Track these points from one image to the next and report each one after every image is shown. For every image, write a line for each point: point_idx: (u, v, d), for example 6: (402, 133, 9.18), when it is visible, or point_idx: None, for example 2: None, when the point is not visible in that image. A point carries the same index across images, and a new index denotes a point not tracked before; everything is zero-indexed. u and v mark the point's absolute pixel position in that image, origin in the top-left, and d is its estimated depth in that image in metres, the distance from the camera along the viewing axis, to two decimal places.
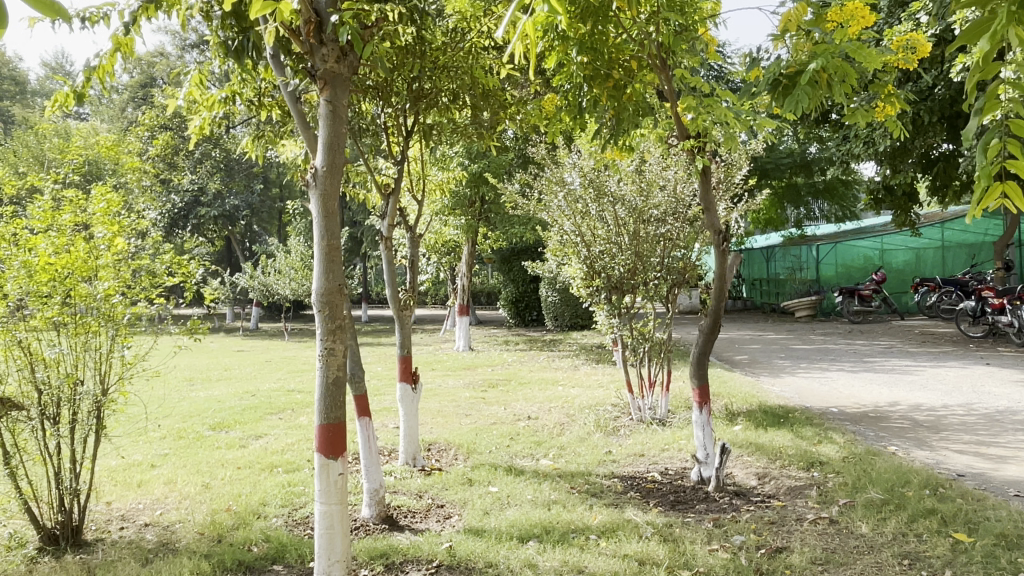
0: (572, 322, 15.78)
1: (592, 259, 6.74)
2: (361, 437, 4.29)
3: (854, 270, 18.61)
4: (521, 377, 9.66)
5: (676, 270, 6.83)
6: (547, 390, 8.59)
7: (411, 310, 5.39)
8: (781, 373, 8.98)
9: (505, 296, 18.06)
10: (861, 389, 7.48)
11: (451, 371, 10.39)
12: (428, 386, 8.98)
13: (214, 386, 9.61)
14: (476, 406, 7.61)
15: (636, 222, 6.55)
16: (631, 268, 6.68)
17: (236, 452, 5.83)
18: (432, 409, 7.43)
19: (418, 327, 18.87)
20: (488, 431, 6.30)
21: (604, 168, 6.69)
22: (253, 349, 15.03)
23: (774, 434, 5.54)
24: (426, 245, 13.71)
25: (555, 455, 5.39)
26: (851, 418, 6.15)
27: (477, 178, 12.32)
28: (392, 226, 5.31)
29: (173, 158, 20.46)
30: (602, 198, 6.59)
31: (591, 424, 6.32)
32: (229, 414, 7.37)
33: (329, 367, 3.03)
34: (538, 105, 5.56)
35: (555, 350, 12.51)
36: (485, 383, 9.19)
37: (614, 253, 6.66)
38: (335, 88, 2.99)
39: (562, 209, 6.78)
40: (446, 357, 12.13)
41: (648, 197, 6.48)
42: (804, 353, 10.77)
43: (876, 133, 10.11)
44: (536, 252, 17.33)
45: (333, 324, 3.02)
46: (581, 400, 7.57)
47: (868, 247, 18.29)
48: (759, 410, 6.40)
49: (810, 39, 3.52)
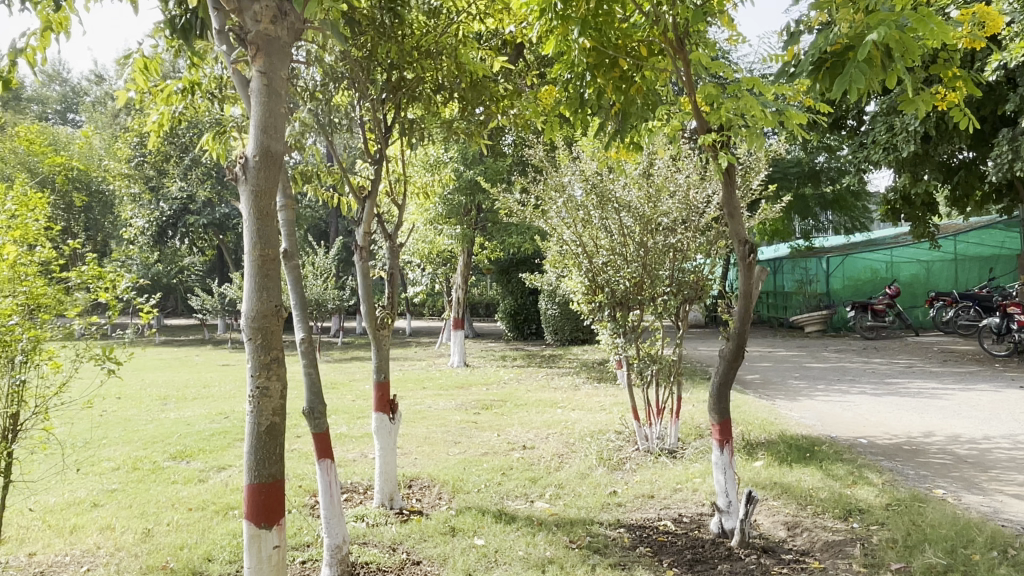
0: (572, 337, 15.14)
1: (595, 271, 6.12)
2: (319, 480, 3.63)
3: (864, 283, 17.89)
4: (518, 397, 9.01)
5: (689, 284, 6.17)
6: (545, 412, 7.92)
7: (389, 329, 4.73)
8: (798, 395, 8.31)
9: (503, 309, 17.41)
10: (889, 416, 6.81)
11: (443, 390, 9.74)
12: (417, 408, 8.32)
13: (188, 406, 8.97)
14: (466, 432, 6.93)
15: (645, 230, 5.92)
16: (637, 282, 6.01)
17: (191, 489, 5.20)
18: (418, 436, 6.77)
19: (414, 341, 18.23)
20: (477, 464, 5.63)
21: (608, 171, 6.06)
22: (238, 364, 14.41)
23: (801, 472, 4.87)
24: (420, 255, 13.07)
25: (551, 496, 4.72)
26: (885, 452, 5.48)
27: (472, 185, 11.66)
28: (368, 235, 4.67)
29: (163, 165, 19.93)
30: (606, 204, 5.95)
31: (593, 456, 5.66)
32: (195, 441, 6.71)
33: (262, 413, 2.38)
34: (534, 97, 4.92)
35: (554, 366, 11.86)
36: (479, 404, 8.54)
37: (619, 265, 6.01)
38: (270, 55, 2.36)
39: (562, 217, 6.15)
40: (439, 374, 11.47)
41: (657, 203, 5.87)
42: (820, 373, 10.10)
43: (900, 136, 9.42)
44: (535, 263, 16.68)
45: (268, 357, 2.38)
46: (581, 427, 6.91)
47: (877, 260, 17.64)
48: (781, 441, 5.73)
49: (859, 7, 2.89)
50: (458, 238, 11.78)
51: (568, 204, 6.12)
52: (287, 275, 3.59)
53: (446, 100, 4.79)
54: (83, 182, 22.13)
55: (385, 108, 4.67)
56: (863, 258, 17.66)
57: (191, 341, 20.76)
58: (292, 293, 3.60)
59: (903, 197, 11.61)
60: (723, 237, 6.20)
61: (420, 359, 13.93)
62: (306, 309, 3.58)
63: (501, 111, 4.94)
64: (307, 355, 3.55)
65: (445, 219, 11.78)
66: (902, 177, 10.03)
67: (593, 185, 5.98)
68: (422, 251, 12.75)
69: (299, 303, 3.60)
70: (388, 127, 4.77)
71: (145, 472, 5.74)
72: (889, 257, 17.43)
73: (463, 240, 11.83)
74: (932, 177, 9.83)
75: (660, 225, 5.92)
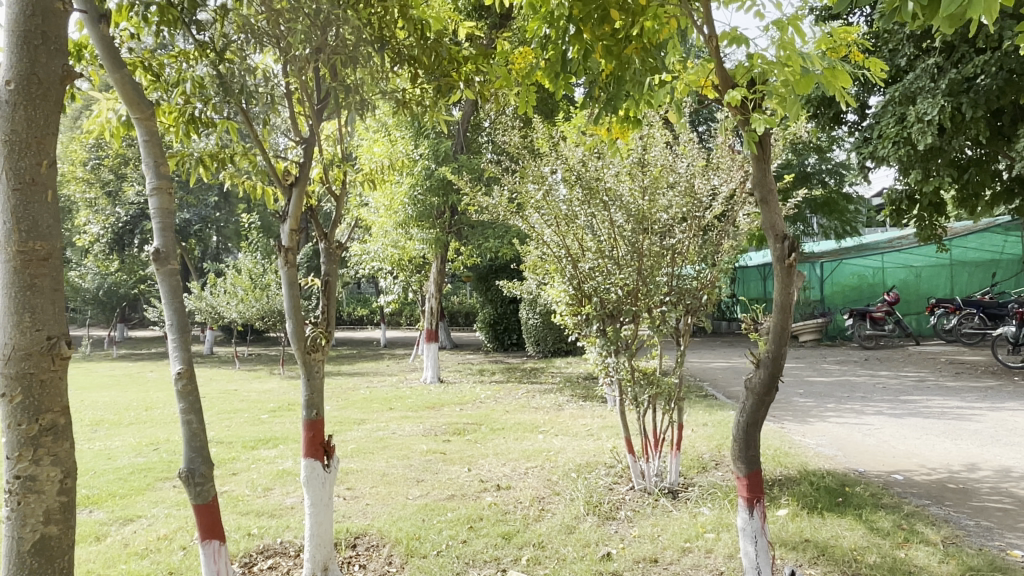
0: (555, 348, 14.20)
1: (580, 277, 5.12)
2: (203, 565, 2.70)
3: (854, 289, 17.12)
4: (494, 419, 8.02)
5: (691, 294, 5.17)
6: (523, 439, 6.92)
7: (321, 354, 3.73)
8: (808, 416, 7.38)
9: (482, 318, 16.44)
10: (920, 445, 5.89)
11: (412, 412, 8.72)
12: (379, 435, 7.30)
13: (120, 434, 7.91)
14: (431, 466, 5.93)
15: (644, 228, 4.98)
16: (632, 290, 5.02)
17: (78, 552, 4.16)
18: (374, 472, 5.74)
19: (388, 354, 17.15)
20: (441, 512, 4.63)
21: (596, 156, 5.11)
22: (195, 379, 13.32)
23: (838, 526, 3.94)
24: (390, 262, 12.07)
25: (529, 563, 3.74)
26: (930, 494, 4.55)
27: (444, 185, 10.73)
28: (296, 234, 3.71)
29: (121, 169, 18.76)
30: (594, 198, 5.03)
31: (579, 502, 4.69)
32: (108, 482, 5.66)
33: (29, 514, 1.42)
34: (503, 60, 3.98)
35: (536, 382, 10.88)
36: (449, 430, 7.54)
37: (609, 270, 5.05)
38: None
39: (542, 216, 5.21)
40: (409, 392, 10.46)
41: (656, 194, 4.96)
42: (827, 388, 9.22)
43: (914, 128, 8.55)
44: (514, 270, 15.74)
45: (38, 421, 1.42)
46: (566, 459, 5.92)
47: (865, 266, 16.90)
48: (806, 481, 4.78)
49: None
50: (430, 242, 10.80)
51: (548, 198, 5.18)
52: (160, 286, 2.60)
53: (394, 66, 3.84)
54: None
55: (317, 73, 3.70)
56: (854, 264, 16.92)
57: (153, 354, 19.59)
58: (165, 309, 2.60)
59: (909, 196, 10.76)
60: (728, 239, 5.27)
61: (391, 374, 12.92)
62: (185, 330, 2.59)
63: (463, 80, 3.97)
64: (182, 398, 2.54)
65: (416, 222, 10.78)
66: (912, 174, 9.16)
67: (581, 178, 5.03)
68: (391, 258, 11.74)
69: (175, 324, 2.59)
70: (323, 98, 3.82)
71: None
72: (879, 263, 16.65)
73: (435, 244, 10.83)
74: (946, 174, 8.94)
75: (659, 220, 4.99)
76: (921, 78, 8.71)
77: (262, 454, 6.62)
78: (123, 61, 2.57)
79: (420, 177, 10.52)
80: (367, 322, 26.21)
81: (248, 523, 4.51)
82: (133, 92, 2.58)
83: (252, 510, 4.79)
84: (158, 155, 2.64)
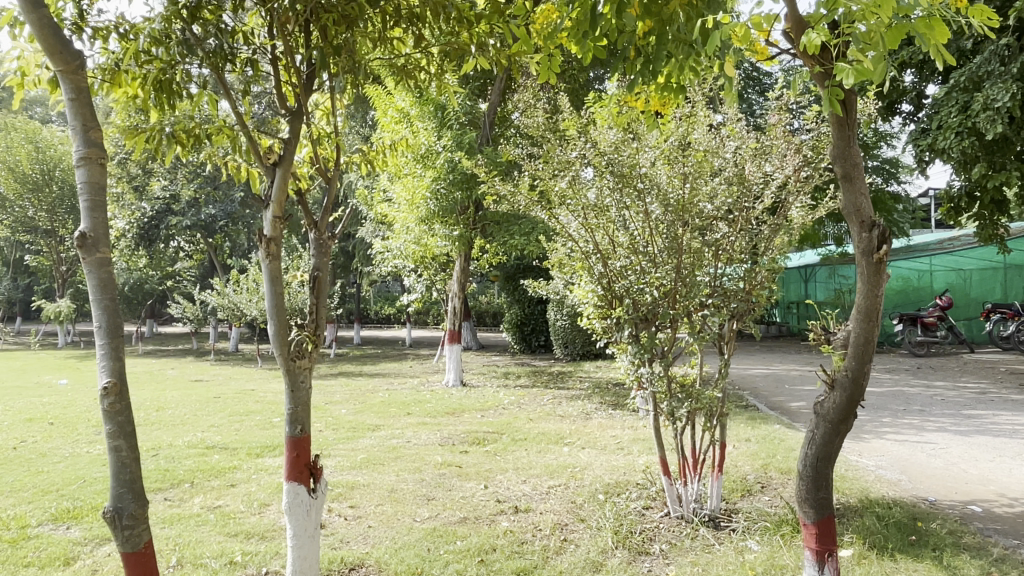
0: (584, 351, 13.62)
1: (611, 276, 4.55)
2: None
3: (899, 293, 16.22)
4: (516, 428, 7.48)
5: (738, 297, 4.55)
6: (547, 452, 6.37)
7: (309, 361, 3.22)
8: (862, 431, 6.69)
9: (509, 319, 15.93)
10: (997, 469, 5.19)
11: (430, 417, 8.24)
12: (392, 444, 6.81)
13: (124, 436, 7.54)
14: (444, 481, 5.38)
15: (685, 221, 4.37)
16: (669, 291, 4.42)
17: None
18: (381, 488, 5.21)
19: (412, 354, 16.74)
20: (449, 539, 4.09)
21: (630, 138, 4.52)
22: (213, 378, 12.98)
23: (915, 574, 3.31)
24: (412, 260, 11.59)
25: None
26: (1018, 533, 3.89)
27: (469, 179, 10.20)
28: (280, 221, 3.18)
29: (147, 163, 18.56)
30: (629, 185, 4.45)
31: (607, 531, 4.11)
32: (94, 494, 5.21)
33: None
34: (520, 18, 3.45)
35: (563, 387, 10.31)
36: (468, 439, 7.03)
37: (644, 268, 4.46)
38: None
39: (569, 207, 4.64)
40: (430, 395, 9.96)
41: (701, 182, 4.34)
42: (879, 399, 8.49)
43: (980, 117, 7.80)
44: (542, 269, 15.17)
45: None
46: (593, 477, 5.35)
47: (912, 268, 15.91)
48: (869, 512, 4.14)
49: None
50: (454, 240, 10.34)
51: (575, 186, 4.62)
52: (88, 279, 2.09)
53: (396, 26, 3.32)
54: (66, 181, 20.91)
55: (306, 35, 3.20)
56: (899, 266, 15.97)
57: (177, 351, 19.42)
58: (93, 307, 2.09)
59: (969, 193, 9.96)
60: (783, 233, 4.58)
61: (412, 376, 12.46)
62: (115, 332, 2.08)
63: (477, 43, 3.46)
64: (108, 419, 2.04)
65: (439, 218, 10.38)
66: (974, 168, 8.41)
67: (613, 164, 4.43)
68: (414, 255, 11.25)
69: (104, 325, 2.07)
70: (312, 64, 3.31)
71: (0, 545, 4.22)
72: (927, 265, 15.63)
73: (460, 242, 10.39)
74: (1011, 167, 8.27)
75: (704, 212, 4.38)
76: (988, 61, 7.97)
77: (265, 463, 6.14)
78: (40, 0, 2.10)
79: (443, 171, 10.00)
80: (394, 321, 25.93)
81: (233, 548, 4.00)
82: (53, 39, 2.10)
83: (241, 531, 4.30)
84: (88, 118, 2.15)
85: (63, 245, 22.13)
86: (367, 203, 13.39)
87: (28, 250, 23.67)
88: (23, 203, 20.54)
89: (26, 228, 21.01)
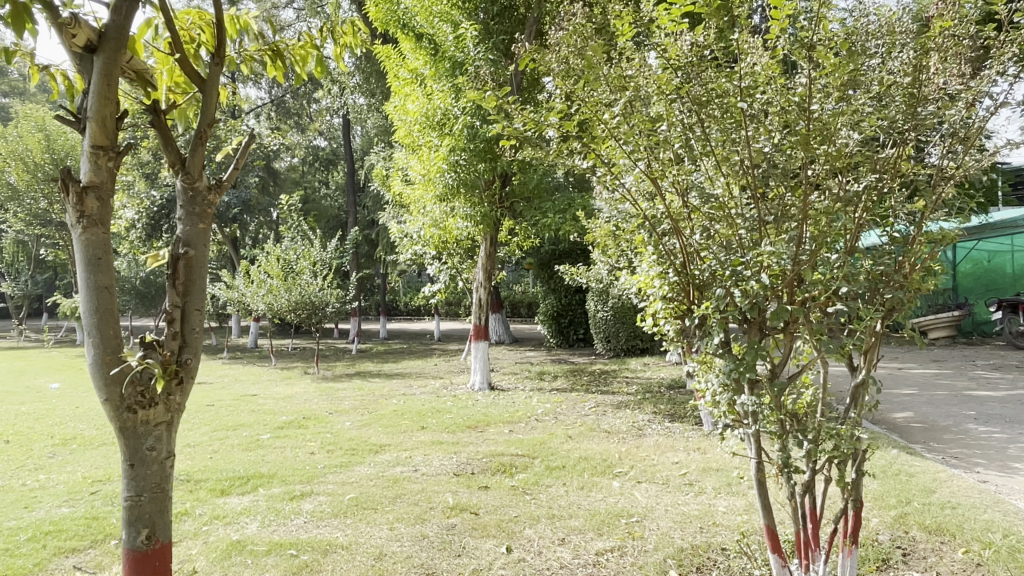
0: (628, 346, 12.09)
1: (688, 254, 3.05)
2: None
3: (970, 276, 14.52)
4: (552, 448, 6.02)
5: (890, 281, 2.87)
6: (592, 487, 4.87)
7: (168, 415, 1.82)
8: (1011, 459, 5.04)
9: (544, 310, 14.49)
10: None
11: (448, 432, 6.82)
12: (395, 474, 5.39)
13: (79, 460, 6.26)
14: (451, 542, 3.92)
15: (807, 164, 2.80)
16: (789, 280, 2.79)
17: None
18: (365, 553, 3.77)
19: (440, 350, 15.41)
20: None
21: (721, 36, 2.91)
22: (217, 379, 11.71)
23: None
24: (432, 246, 10.18)
25: None
26: None
27: (490, 147, 8.65)
28: (102, 157, 1.74)
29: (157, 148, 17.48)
30: (717, 107, 2.86)
31: None
32: None
33: None
34: None
35: (607, 391, 8.81)
36: (492, 466, 5.57)
37: (741, 240, 2.90)
38: None
39: (622, 150, 3.07)
40: (452, 402, 8.52)
41: (843, 97, 2.72)
42: (1007, 409, 6.76)
43: None
44: (580, 255, 13.69)
45: None
46: (659, 536, 3.85)
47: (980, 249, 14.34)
48: None
49: None
50: (473, 219, 8.92)
51: (639, 116, 2.94)
52: None
53: None
54: None
55: None
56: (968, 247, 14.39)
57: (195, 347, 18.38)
58: None
59: None
60: (952, 182, 2.90)
61: (435, 377, 11.06)
62: None
63: None
64: None
65: (458, 194, 8.89)
66: None
67: (693, 82, 2.86)
68: (433, 240, 9.84)
69: None
70: None
71: None
72: (1008, 244, 13.83)
73: (481, 221, 8.96)
74: None
75: (848, 148, 2.76)
76: None
77: (225, 506, 4.71)
78: None
79: (461, 139, 8.45)
80: (424, 312, 24.83)
81: None
82: None
83: None
84: None
85: None
86: (384, 184, 12.02)
87: (46, 244, 22.91)
88: (35, 194, 19.65)
89: (40, 220, 20.21)
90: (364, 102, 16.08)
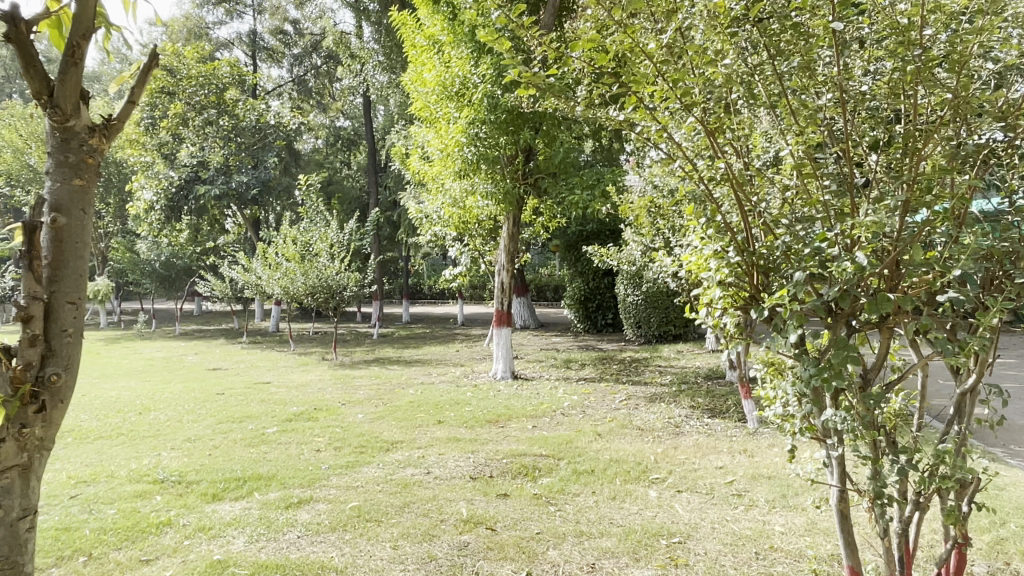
0: (660, 332, 11.46)
1: (753, 226, 2.40)
2: None
3: None
4: (580, 448, 5.45)
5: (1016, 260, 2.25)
6: (625, 498, 4.28)
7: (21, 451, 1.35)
8: None
9: (571, 294, 13.88)
10: None
11: (467, 428, 6.29)
12: (405, 478, 4.85)
13: (73, 455, 5.85)
14: (461, 565, 3.37)
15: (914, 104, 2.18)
16: (890, 259, 2.16)
17: None
18: None
19: (464, 336, 14.92)
20: None
21: None
22: (232, 366, 11.30)
23: None
24: (453, 227, 9.60)
25: None
26: None
27: (514, 118, 8.03)
28: None
29: None
30: (800, 34, 2.22)
31: None
32: None
33: None
34: None
35: (639, 381, 8.21)
36: (513, 469, 5.01)
37: (826, 210, 2.26)
38: None
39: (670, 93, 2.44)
40: (472, 393, 7.98)
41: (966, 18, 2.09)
42: None
43: None
44: (610, 236, 13.06)
45: None
46: (709, 564, 3.27)
47: None
48: None
49: None
50: (494, 196, 8.24)
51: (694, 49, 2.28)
52: None
53: None
54: None
55: None
56: None
57: (217, 331, 18.10)
58: None
59: None
60: None
61: (456, 365, 10.53)
62: None
63: None
64: None
65: (479, 170, 8.26)
66: None
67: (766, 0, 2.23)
68: (453, 221, 9.27)
69: None
70: None
71: None
72: None
73: (503, 199, 8.26)
74: None
75: (974, 83, 2.09)
76: None
77: (213, 515, 4.21)
78: None
79: (482, 110, 7.83)
80: (448, 295, 24.37)
81: None
82: None
83: None
84: None
85: (101, 220, 21.04)
86: (403, 163, 11.47)
87: None
88: None
89: None
90: (385, 79, 15.50)
